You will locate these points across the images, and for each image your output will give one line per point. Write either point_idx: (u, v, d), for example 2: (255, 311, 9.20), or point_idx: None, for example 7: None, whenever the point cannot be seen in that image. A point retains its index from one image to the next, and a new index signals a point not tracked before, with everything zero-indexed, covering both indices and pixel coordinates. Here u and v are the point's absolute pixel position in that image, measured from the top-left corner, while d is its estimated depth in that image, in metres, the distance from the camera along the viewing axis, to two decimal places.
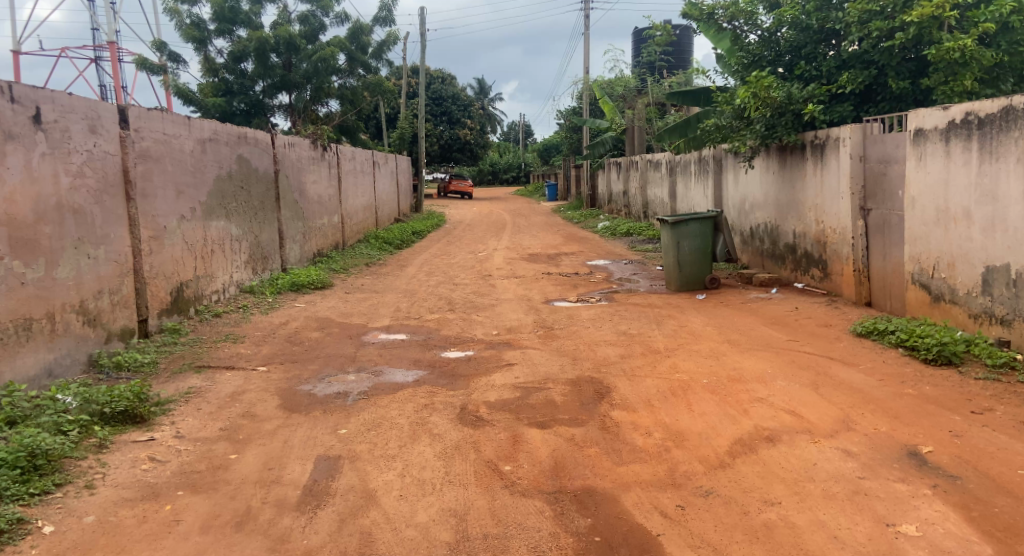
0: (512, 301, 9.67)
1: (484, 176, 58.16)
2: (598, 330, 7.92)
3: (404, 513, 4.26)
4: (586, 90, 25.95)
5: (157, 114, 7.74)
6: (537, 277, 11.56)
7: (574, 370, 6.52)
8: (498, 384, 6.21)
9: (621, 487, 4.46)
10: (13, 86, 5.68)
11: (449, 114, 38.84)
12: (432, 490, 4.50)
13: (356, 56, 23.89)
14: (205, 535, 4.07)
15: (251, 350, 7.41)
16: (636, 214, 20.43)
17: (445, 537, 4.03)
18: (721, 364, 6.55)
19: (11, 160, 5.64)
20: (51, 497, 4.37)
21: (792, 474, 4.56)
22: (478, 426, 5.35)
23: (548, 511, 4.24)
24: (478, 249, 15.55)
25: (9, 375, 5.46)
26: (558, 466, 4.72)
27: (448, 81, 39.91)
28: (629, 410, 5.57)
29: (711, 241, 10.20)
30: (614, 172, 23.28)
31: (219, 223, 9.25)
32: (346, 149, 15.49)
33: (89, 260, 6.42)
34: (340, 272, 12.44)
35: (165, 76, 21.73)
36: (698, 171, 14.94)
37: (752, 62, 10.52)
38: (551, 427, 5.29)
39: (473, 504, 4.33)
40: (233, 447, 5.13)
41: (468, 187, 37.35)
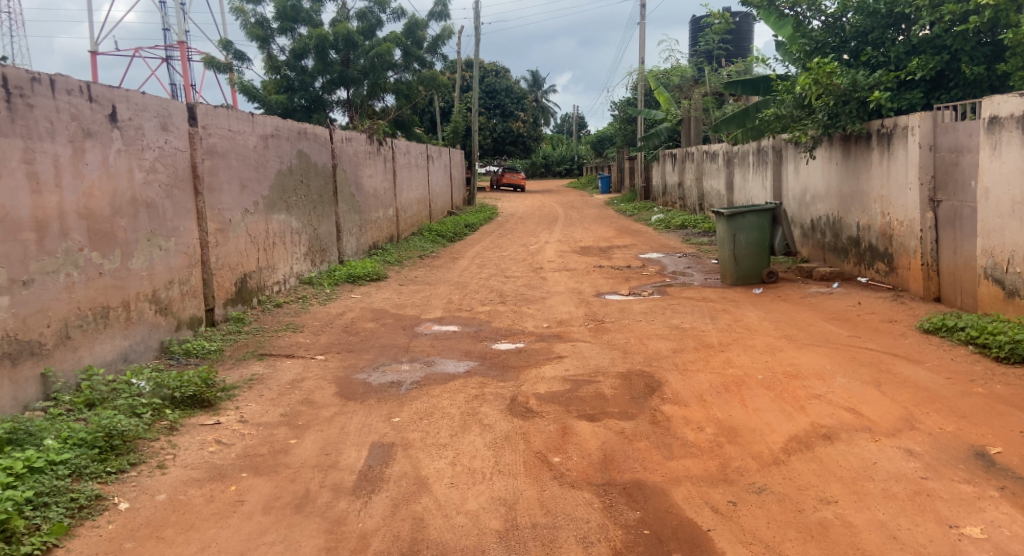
0: (563, 294, 9.79)
1: (537, 168, 58.44)
2: (650, 324, 7.99)
3: (455, 500, 4.42)
4: (641, 80, 25.84)
5: (223, 111, 8.06)
6: (589, 271, 11.64)
7: (624, 363, 6.62)
8: (548, 376, 6.35)
9: (671, 482, 4.55)
10: (91, 86, 5.89)
11: (503, 107, 39.00)
12: (482, 479, 4.66)
13: (412, 51, 24.21)
14: (268, 516, 4.29)
15: (309, 339, 7.69)
16: (692, 207, 20.29)
17: (495, 525, 4.18)
18: (777, 360, 6.56)
19: (91, 157, 5.86)
20: (126, 475, 4.63)
21: (851, 473, 4.58)
22: (529, 417, 5.49)
23: (597, 503, 4.35)
24: (530, 242, 15.70)
25: (89, 359, 5.77)
26: (607, 458, 4.84)
27: (503, 74, 40.11)
28: (680, 404, 5.65)
29: (769, 234, 10.13)
30: (669, 163, 23.13)
31: (280, 216, 9.58)
32: (401, 142, 15.73)
33: (160, 252, 6.76)
34: (394, 264, 12.75)
35: (231, 73, 22.42)
36: (756, 162, 14.81)
37: (815, 49, 10.36)
38: (600, 419, 5.40)
39: (522, 494, 4.47)
40: (293, 432, 5.37)
41: (520, 180, 37.40)
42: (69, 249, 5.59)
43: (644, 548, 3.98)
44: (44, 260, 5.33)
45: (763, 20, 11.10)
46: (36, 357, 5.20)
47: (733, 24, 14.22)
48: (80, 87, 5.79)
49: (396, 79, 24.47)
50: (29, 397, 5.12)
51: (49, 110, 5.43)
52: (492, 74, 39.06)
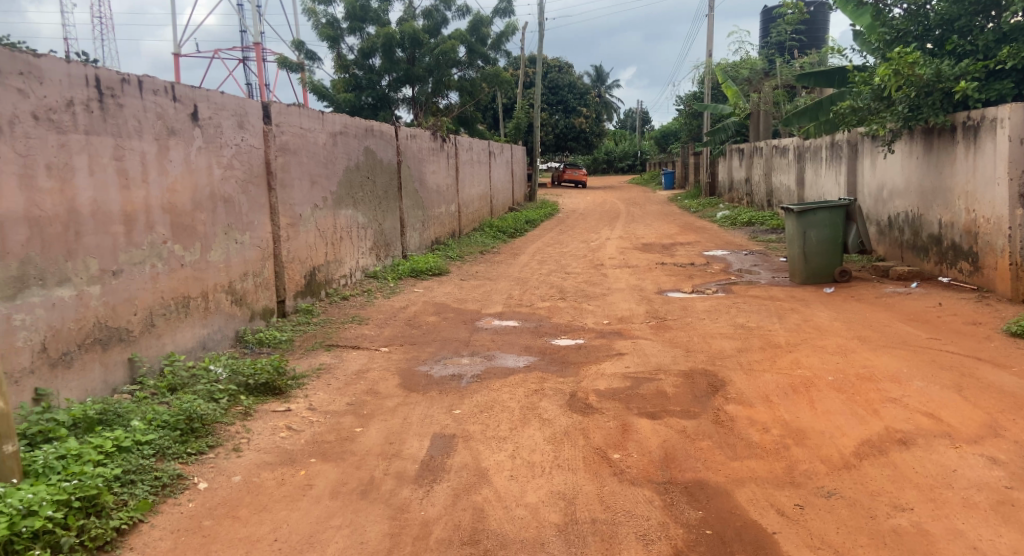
0: (624, 291, 9.80)
1: (599, 164, 58.19)
2: (714, 322, 7.96)
3: (515, 493, 4.53)
4: (709, 73, 25.48)
5: (295, 109, 8.33)
6: (651, 268, 11.62)
7: (686, 362, 6.63)
8: (608, 373, 6.40)
9: (735, 483, 4.56)
10: (175, 86, 6.16)
11: (566, 103, 38.96)
12: (542, 473, 4.75)
13: (476, 48, 24.42)
14: (335, 500, 4.46)
15: (374, 331, 7.91)
16: (760, 203, 19.95)
17: (553, 519, 4.26)
18: (849, 362, 6.47)
19: (174, 155, 6.15)
20: (205, 457, 4.88)
21: (928, 480, 4.51)
22: (588, 413, 5.57)
23: (657, 501, 4.40)
24: (591, 238, 15.72)
25: (171, 346, 6.08)
26: (668, 457, 4.88)
27: (566, 70, 40.07)
28: (744, 404, 5.63)
29: (843, 231, 9.93)
30: (736, 159, 22.77)
31: (347, 212, 9.85)
32: (464, 138, 15.91)
33: (236, 245, 7.07)
34: (456, 259, 12.95)
35: (302, 73, 23.00)
36: (830, 157, 14.50)
37: (896, 38, 10.16)
38: (661, 418, 5.43)
39: (581, 489, 4.55)
40: (358, 421, 5.56)
41: (582, 176, 37.30)
42: (153, 242, 5.89)
43: (706, 548, 4.01)
44: (132, 252, 5.62)
45: (841, 9, 11.14)
46: (124, 343, 5.50)
47: (808, 13, 14.05)
48: (166, 88, 6.07)
49: (459, 76, 24.70)
50: (117, 381, 5.43)
51: (137, 110, 5.71)
52: (555, 69, 39.08)
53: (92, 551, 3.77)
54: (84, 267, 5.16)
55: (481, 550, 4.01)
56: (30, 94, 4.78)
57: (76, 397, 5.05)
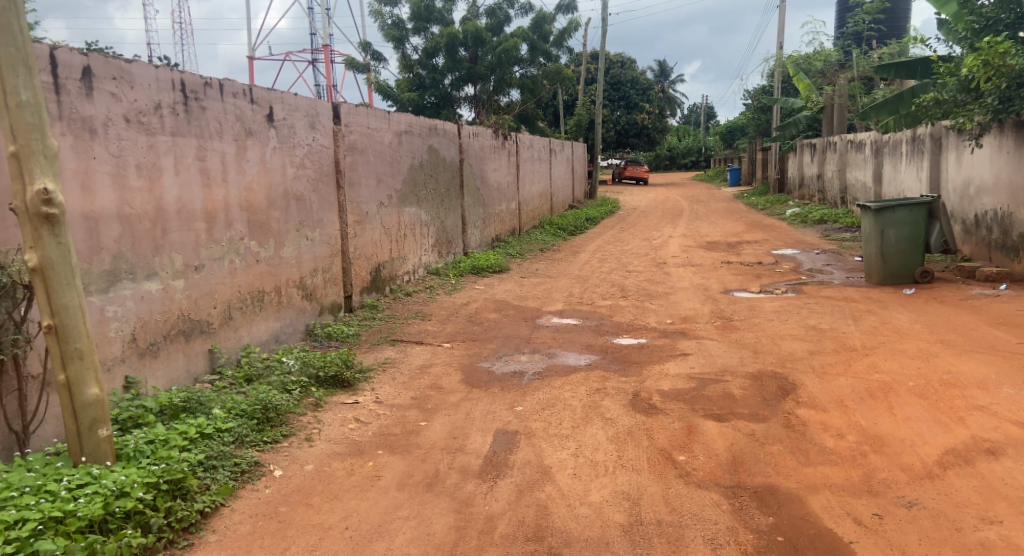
0: (689, 290, 9.74)
1: (662, 161, 57.56)
2: (783, 323, 7.85)
3: (578, 491, 4.55)
4: (780, 66, 24.92)
5: (363, 109, 8.52)
6: (716, 266, 11.50)
7: (753, 363, 6.57)
8: (672, 373, 6.39)
9: (808, 489, 4.51)
10: (253, 89, 6.38)
11: (628, 99, 38.65)
12: (605, 472, 4.77)
13: (539, 45, 24.45)
14: (402, 491, 4.55)
15: (436, 327, 8.05)
16: (833, 200, 19.47)
17: (618, 519, 4.27)
18: (931, 367, 6.31)
19: (251, 154, 6.37)
20: (280, 445, 5.07)
21: (1017, 492, 4.38)
22: (652, 414, 5.58)
23: (726, 505, 4.38)
24: (653, 236, 15.64)
25: (247, 338, 6.33)
26: (736, 461, 4.85)
27: (629, 65, 39.75)
28: (817, 409, 5.55)
29: (924, 230, 9.63)
30: (807, 154, 22.26)
31: (411, 209, 10.03)
32: (525, 136, 15.98)
33: (307, 242, 7.28)
34: (516, 256, 13.04)
35: (368, 73, 23.41)
36: (911, 152, 14.08)
37: (985, 26, 9.80)
38: (728, 420, 5.40)
39: (646, 490, 4.56)
40: (423, 415, 5.69)
41: (643, 173, 36.96)
42: (232, 239, 6.13)
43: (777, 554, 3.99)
44: (212, 248, 5.86)
45: None
46: (204, 335, 5.75)
47: None
48: (244, 90, 6.29)
49: (521, 73, 24.78)
50: (198, 371, 5.68)
51: (218, 112, 5.94)
52: (617, 65, 38.80)
53: (179, 532, 3.95)
54: (170, 262, 5.41)
55: (547, 547, 4.03)
56: (122, 98, 4.99)
57: (162, 385, 5.30)
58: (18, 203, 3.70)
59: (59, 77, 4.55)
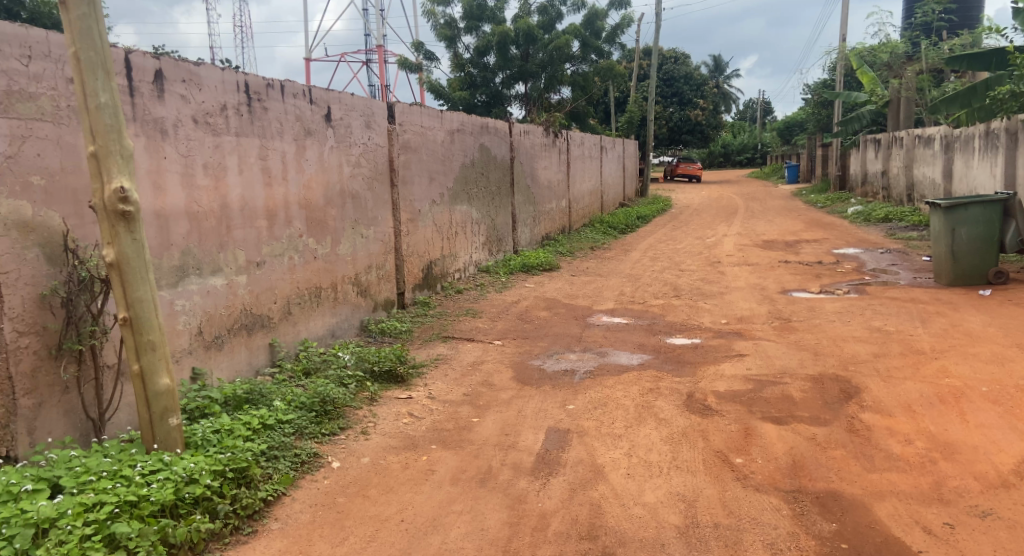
0: (744, 290, 9.63)
1: (716, 158, 56.78)
2: (844, 325, 7.71)
3: (632, 491, 4.53)
4: (842, 59, 24.34)
5: (416, 108, 8.63)
6: (773, 266, 11.34)
7: (811, 365, 6.48)
8: (728, 374, 6.34)
9: (874, 496, 4.41)
10: (312, 90, 6.53)
11: (681, 95, 38.21)
12: (660, 473, 4.74)
13: (590, 41, 24.38)
14: (455, 486, 4.61)
15: (487, 324, 8.13)
16: (898, 197, 18.97)
17: (674, 521, 4.23)
18: (1005, 372, 6.12)
19: (310, 154, 6.52)
20: (337, 438, 5.19)
21: None
22: (707, 415, 5.54)
23: (786, 510, 4.31)
24: (707, 234, 15.48)
25: (305, 333, 6.49)
26: (797, 465, 4.77)
27: (682, 61, 39.31)
28: (883, 414, 5.44)
29: (998, 229, 9.35)
30: (870, 150, 21.73)
31: (462, 207, 10.12)
32: (576, 134, 15.97)
33: (362, 239, 7.42)
34: (566, 254, 13.06)
35: (420, 73, 23.65)
36: (985, 146, 13.66)
37: None
38: (788, 423, 5.33)
39: (702, 492, 4.51)
40: (474, 411, 5.76)
41: (697, 171, 36.51)
42: (291, 236, 6.28)
43: None
44: (273, 245, 6.02)
45: None
46: (265, 329, 5.92)
47: None
48: (304, 91, 6.44)
49: (572, 70, 24.76)
50: (259, 363, 5.85)
51: (279, 113, 6.09)
52: (670, 61, 38.42)
53: (244, 519, 4.08)
54: (234, 258, 5.57)
55: (601, 546, 4.02)
56: (191, 100, 5.17)
57: (226, 377, 5.48)
58: (98, 201, 3.87)
59: (133, 80, 4.73)
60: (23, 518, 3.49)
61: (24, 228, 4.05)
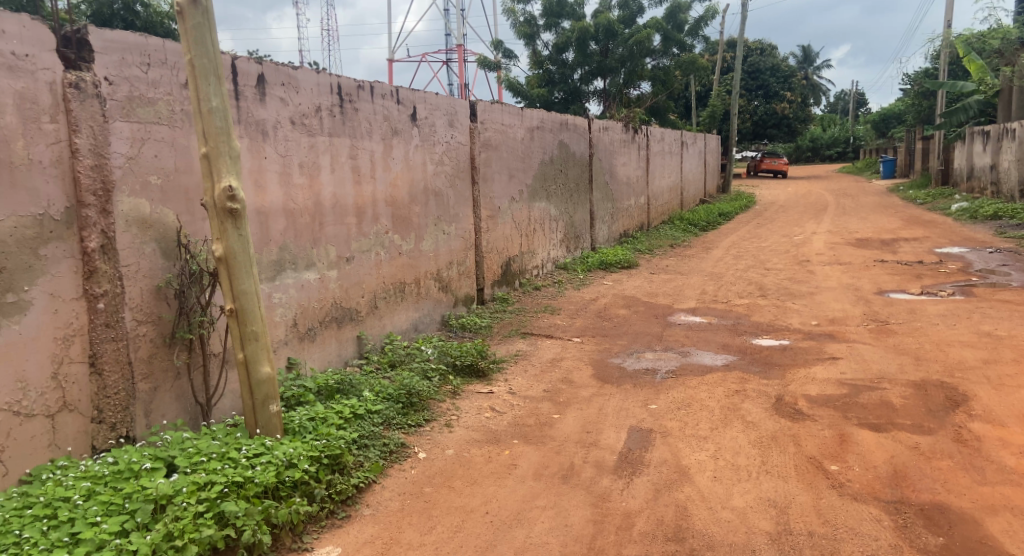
0: (836, 290, 9.35)
1: (804, 152, 55.11)
2: (950, 328, 7.40)
3: (720, 494, 4.46)
4: (946, 47, 23.23)
5: (497, 106, 8.72)
6: (868, 265, 10.96)
7: (912, 371, 6.25)
8: (820, 377, 6.19)
9: (985, 510, 4.21)
10: (399, 90, 6.67)
11: (767, 88, 37.20)
12: (749, 477, 4.65)
13: (672, 35, 24.08)
14: (538, 482, 4.65)
15: (566, 322, 8.15)
16: (1008, 193, 18.01)
17: (765, 527, 4.14)
18: None
19: (396, 153, 6.67)
20: (423, 429, 5.31)
21: None
22: (798, 419, 5.42)
23: (887, 521, 4.15)
24: (794, 232, 15.08)
25: (390, 326, 6.66)
26: (899, 474, 4.60)
27: (769, 53, 38.31)
28: (994, 424, 5.20)
29: None
30: (977, 143, 20.69)
31: (541, 204, 10.16)
32: (656, 129, 15.81)
33: (444, 236, 7.55)
34: (645, 252, 12.95)
35: (499, 71, 23.82)
36: None
37: None
38: (888, 431, 5.15)
39: (795, 498, 4.39)
40: (555, 408, 5.79)
41: (783, 165, 35.50)
42: (378, 232, 6.45)
43: None
44: (362, 241, 6.20)
45: None
46: (353, 322, 6.11)
47: None
48: (392, 91, 6.59)
49: (654, 65, 24.56)
50: (347, 355, 6.05)
51: (369, 113, 6.26)
52: (756, 52, 37.51)
53: (339, 504, 4.25)
54: (326, 253, 5.77)
55: (688, 549, 3.98)
56: (289, 102, 5.36)
57: (318, 366, 5.68)
58: (208, 199, 4.08)
59: (238, 84, 4.95)
60: (144, 493, 3.67)
61: (142, 224, 4.29)
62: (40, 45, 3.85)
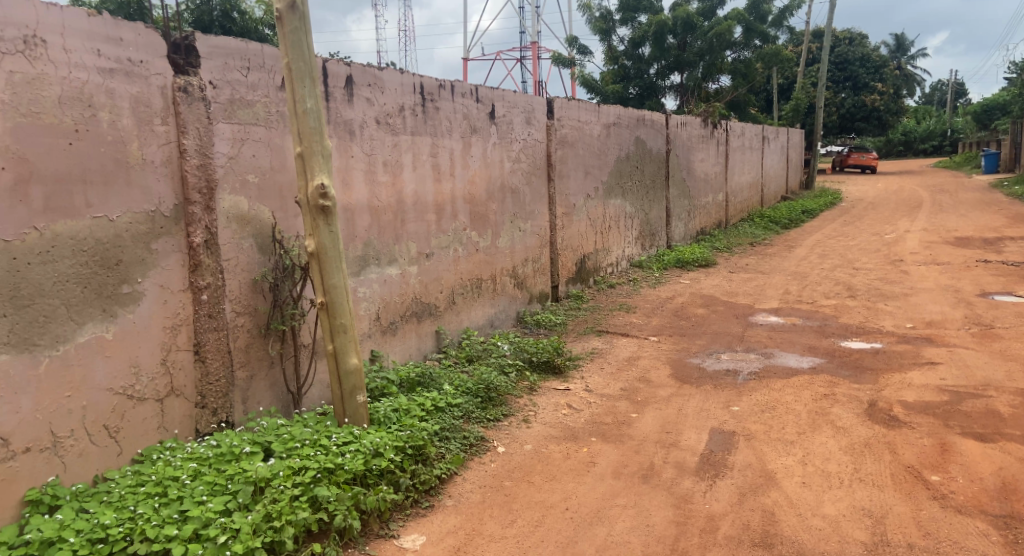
0: (933, 292, 9.02)
1: (894, 146, 53.04)
2: None
3: (811, 501, 4.38)
4: None
5: (574, 103, 8.73)
6: (970, 266, 10.53)
7: (1022, 378, 5.98)
8: (917, 384, 6.01)
9: None
10: (479, 89, 6.77)
11: (856, 79, 35.93)
12: (840, 484, 4.56)
13: (754, 27, 23.58)
14: (618, 480, 4.68)
15: (642, 320, 8.13)
16: None
17: (860, 536, 4.06)
18: None
19: (475, 150, 6.77)
20: (501, 424, 5.40)
21: None
22: (894, 426, 5.28)
23: (994, 536, 4.01)
24: (886, 230, 14.57)
25: (467, 321, 6.78)
26: (1007, 488, 4.44)
27: (858, 43, 37.01)
28: None
29: None
30: None
31: (616, 201, 10.13)
32: (735, 124, 15.53)
33: (519, 233, 7.63)
34: (723, 250, 12.76)
35: (573, 68, 23.77)
36: None
37: None
38: (993, 441, 4.97)
39: (892, 509, 4.29)
40: (633, 407, 5.79)
41: (872, 160, 34.22)
42: (456, 229, 6.57)
43: None
44: (441, 237, 6.34)
45: None
46: (433, 317, 6.25)
47: None
48: (471, 90, 6.69)
49: (734, 57, 24.10)
50: (427, 349, 6.19)
51: (449, 112, 6.37)
52: (844, 43, 36.29)
53: (422, 493, 4.37)
54: (407, 249, 5.91)
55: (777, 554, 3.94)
56: (374, 102, 5.52)
57: (399, 359, 5.85)
58: (302, 197, 4.25)
59: (328, 85, 5.12)
60: (244, 476, 3.85)
61: (241, 220, 4.50)
62: (153, 52, 4.07)
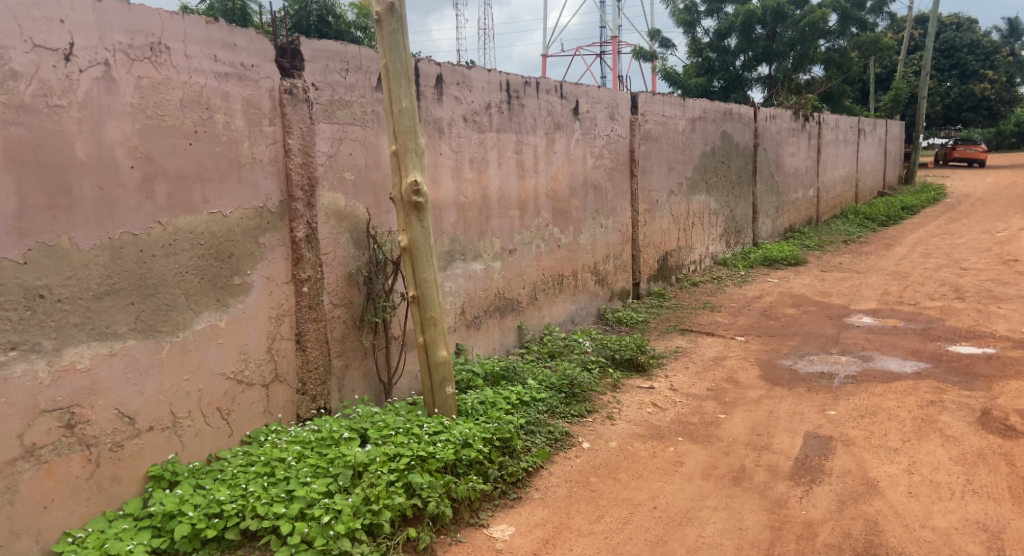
0: None
1: (1003, 138, 50.15)
2: None
3: (917, 512, 4.27)
4: None
5: (659, 98, 8.69)
6: None
7: None
8: None
9: None
10: (563, 85, 6.82)
11: (963, 67, 34.15)
12: (949, 495, 4.43)
13: (851, 14, 22.74)
14: (708, 481, 4.67)
15: (728, 319, 8.02)
16: None
17: (973, 550, 3.95)
18: None
19: (559, 147, 6.83)
20: (585, 419, 5.45)
21: None
22: (1008, 436, 5.09)
23: None
24: (997, 228, 13.85)
25: (548, 318, 6.85)
26: None
27: (964, 30, 35.19)
28: None
29: None
30: None
31: (700, 198, 10.01)
32: (828, 117, 15.07)
33: (601, 229, 7.65)
34: (813, 248, 12.43)
35: (655, 61, 23.54)
36: None
37: None
38: None
39: (1008, 524, 4.14)
40: (721, 407, 5.75)
41: (979, 153, 32.47)
42: (539, 225, 6.66)
43: None
44: (525, 233, 6.43)
45: None
46: (515, 313, 6.36)
47: None
48: (556, 86, 6.75)
49: (827, 47, 23.33)
50: (509, 344, 6.30)
51: (534, 109, 6.45)
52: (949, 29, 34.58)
53: (510, 485, 4.47)
54: (491, 245, 6.03)
55: None
56: (462, 100, 5.64)
57: (483, 353, 5.97)
58: (397, 193, 4.40)
59: (419, 85, 5.27)
60: (344, 460, 4.04)
61: (339, 216, 4.69)
62: (263, 56, 4.29)
